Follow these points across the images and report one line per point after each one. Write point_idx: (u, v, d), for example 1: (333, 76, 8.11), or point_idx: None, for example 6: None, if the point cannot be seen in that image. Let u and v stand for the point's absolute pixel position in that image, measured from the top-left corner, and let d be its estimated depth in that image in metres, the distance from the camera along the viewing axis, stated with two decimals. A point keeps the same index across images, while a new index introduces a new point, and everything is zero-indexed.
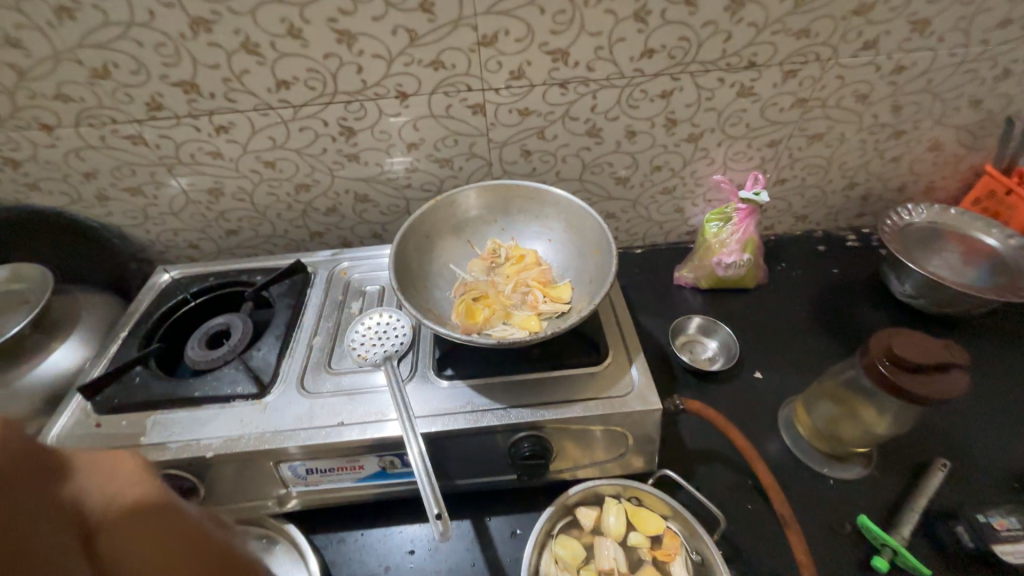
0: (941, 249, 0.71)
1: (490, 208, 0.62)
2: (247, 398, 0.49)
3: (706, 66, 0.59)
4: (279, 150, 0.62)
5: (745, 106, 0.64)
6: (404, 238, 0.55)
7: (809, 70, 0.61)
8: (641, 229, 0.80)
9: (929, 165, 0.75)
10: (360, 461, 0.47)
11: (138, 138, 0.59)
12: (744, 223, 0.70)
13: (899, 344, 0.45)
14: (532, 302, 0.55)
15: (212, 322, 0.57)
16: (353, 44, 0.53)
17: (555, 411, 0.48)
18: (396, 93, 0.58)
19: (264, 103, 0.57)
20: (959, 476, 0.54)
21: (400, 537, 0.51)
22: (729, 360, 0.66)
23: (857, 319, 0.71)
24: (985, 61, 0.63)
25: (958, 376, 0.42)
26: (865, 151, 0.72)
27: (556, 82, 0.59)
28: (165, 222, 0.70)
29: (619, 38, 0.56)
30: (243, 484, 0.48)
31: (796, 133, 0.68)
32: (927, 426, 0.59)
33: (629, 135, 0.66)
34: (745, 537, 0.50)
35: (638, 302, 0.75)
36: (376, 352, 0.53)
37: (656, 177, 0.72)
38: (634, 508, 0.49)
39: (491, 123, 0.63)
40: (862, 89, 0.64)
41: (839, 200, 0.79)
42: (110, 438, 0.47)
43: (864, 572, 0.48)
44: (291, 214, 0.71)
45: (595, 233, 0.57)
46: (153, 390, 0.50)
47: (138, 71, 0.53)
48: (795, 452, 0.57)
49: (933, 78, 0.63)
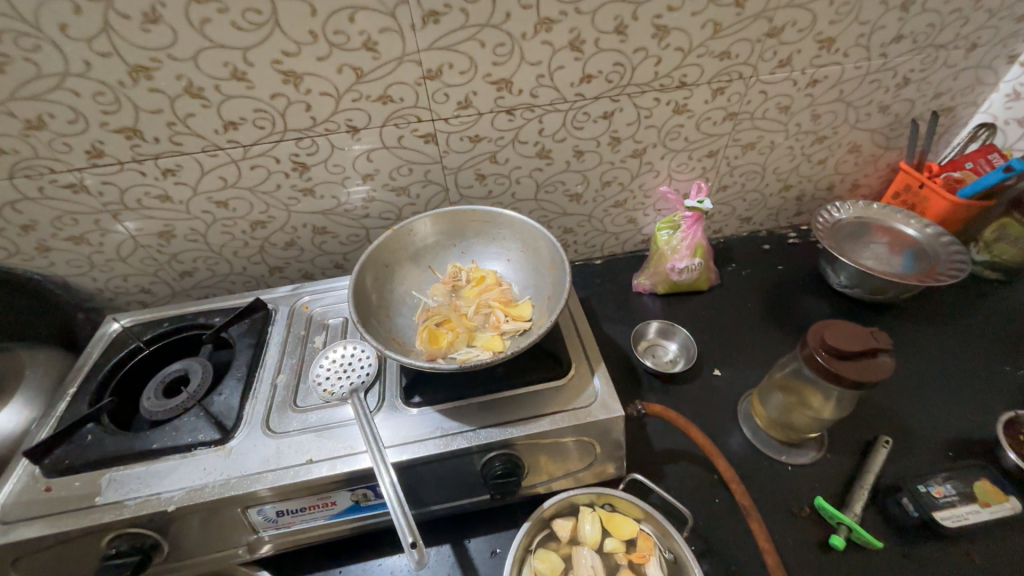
0: (870, 241, 0.78)
1: (447, 234, 0.64)
2: (209, 445, 0.48)
3: (642, 88, 0.63)
4: (231, 189, 0.62)
5: (682, 122, 0.68)
6: (362, 270, 0.56)
7: (734, 88, 0.66)
8: (598, 240, 0.83)
9: (852, 165, 0.82)
10: (332, 497, 0.46)
11: (79, 186, 0.58)
12: (692, 230, 0.74)
13: (833, 334, 0.49)
14: (495, 323, 0.56)
15: (169, 369, 0.56)
16: (300, 83, 0.54)
17: (523, 427, 0.49)
18: (347, 128, 0.59)
19: (212, 144, 0.57)
20: (901, 450, 0.59)
21: (379, 570, 0.51)
22: (689, 361, 0.69)
23: (802, 311, 0.76)
24: (887, 72, 0.69)
25: (885, 361, 0.46)
26: (794, 157, 0.78)
27: (502, 109, 0.62)
28: (113, 268, 0.68)
29: (558, 66, 0.59)
30: (209, 534, 0.46)
31: (730, 143, 0.73)
32: (871, 406, 0.63)
33: (577, 154, 0.69)
34: (713, 530, 0.53)
35: (600, 310, 0.78)
36: (342, 385, 0.53)
37: (607, 192, 0.76)
38: (608, 514, 0.51)
39: (443, 151, 0.65)
40: (783, 101, 0.69)
41: (777, 202, 0.85)
42: (62, 502, 0.45)
43: (824, 552, 0.51)
44: (249, 251, 0.70)
45: (549, 251, 0.59)
46: (108, 446, 0.48)
47: (75, 120, 0.52)
48: (755, 443, 0.60)
49: (844, 89, 0.70)
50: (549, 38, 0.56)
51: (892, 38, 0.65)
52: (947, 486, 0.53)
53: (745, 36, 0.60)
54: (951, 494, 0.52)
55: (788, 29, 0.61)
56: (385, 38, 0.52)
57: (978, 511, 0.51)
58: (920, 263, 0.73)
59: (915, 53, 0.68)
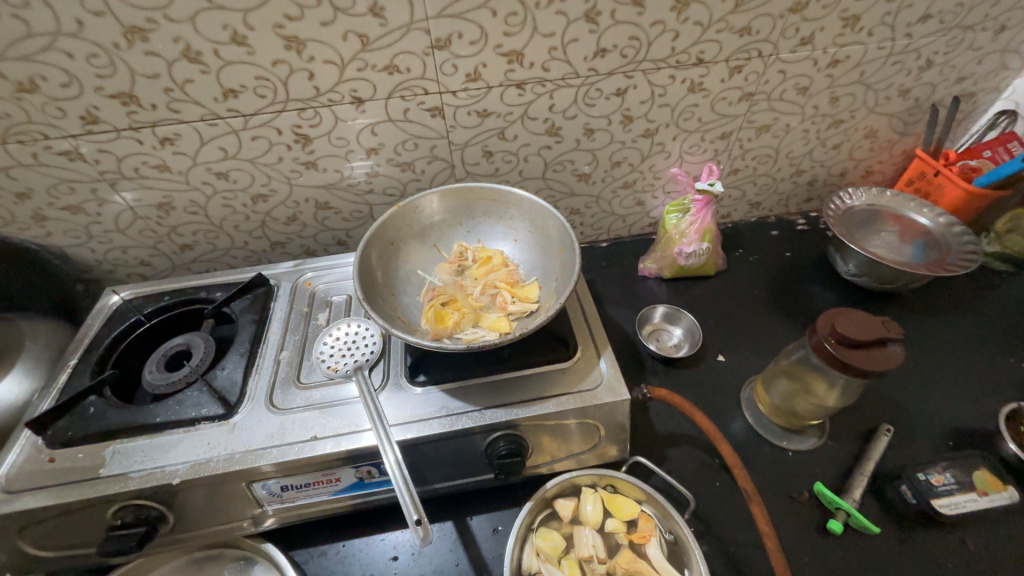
0: (880, 229, 0.77)
1: (454, 212, 0.62)
2: (213, 420, 0.48)
3: (657, 64, 0.61)
4: (232, 160, 0.60)
5: (696, 101, 0.66)
6: (367, 247, 0.55)
7: (753, 66, 0.64)
8: (605, 222, 0.82)
9: (866, 151, 0.80)
10: (336, 474, 0.47)
11: (74, 153, 0.56)
12: (702, 213, 0.72)
13: (843, 322, 0.48)
14: (501, 304, 0.56)
15: (171, 343, 0.55)
16: (303, 50, 0.52)
17: (528, 408, 0.49)
18: (352, 99, 0.57)
19: (212, 112, 0.55)
20: (901, 440, 0.59)
21: (383, 544, 0.51)
22: (694, 346, 0.68)
23: (809, 298, 0.76)
24: (910, 53, 0.67)
25: (896, 350, 0.46)
26: (809, 141, 0.76)
27: (512, 83, 0.59)
28: (112, 240, 0.66)
29: (572, 38, 0.56)
30: (214, 507, 0.46)
31: (745, 125, 0.71)
32: (873, 395, 0.63)
33: (588, 133, 0.67)
34: (713, 512, 0.53)
35: (605, 294, 0.77)
36: (346, 363, 0.52)
37: (617, 173, 0.74)
38: (609, 495, 0.51)
39: (450, 125, 0.63)
40: (802, 82, 0.67)
41: (788, 187, 0.84)
42: (66, 473, 0.45)
43: (821, 536, 0.52)
44: (250, 225, 0.69)
45: (558, 231, 0.58)
46: (111, 419, 0.48)
47: (68, 84, 0.50)
48: (757, 428, 0.60)
49: (866, 71, 0.67)
50: (564, 9, 0.53)
51: (918, 17, 0.63)
52: (947, 475, 0.54)
53: (767, 11, 0.58)
54: (950, 483, 0.53)
55: (812, 4, 0.58)
56: (392, 3, 0.50)
57: (975, 499, 0.52)
58: (931, 252, 0.72)
59: (941, 34, 0.65)
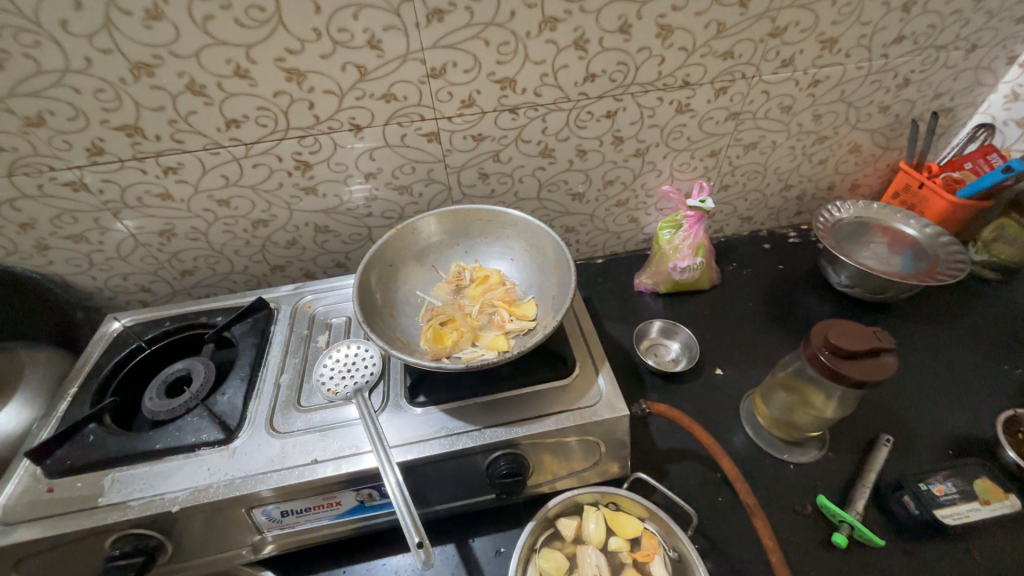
0: (870, 240, 0.78)
1: (451, 233, 0.64)
2: (213, 446, 0.48)
3: (645, 87, 0.63)
4: (233, 187, 0.62)
5: (685, 122, 0.69)
6: (367, 269, 0.56)
7: (737, 87, 0.66)
8: (600, 240, 0.84)
9: (852, 165, 0.82)
10: (337, 497, 0.46)
11: (79, 184, 0.57)
12: (694, 229, 0.73)
13: (836, 332, 0.49)
14: (499, 322, 0.56)
15: (170, 368, 0.55)
16: (303, 81, 0.54)
17: (528, 427, 0.49)
18: (350, 126, 0.59)
19: (214, 142, 0.57)
20: (902, 450, 0.59)
21: (384, 569, 0.51)
22: (692, 360, 0.69)
23: (803, 310, 0.77)
24: (888, 72, 0.69)
25: (889, 360, 0.46)
26: (795, 157, 0.78)
27: (506, 108, 0.61)
28: (113, 267, 0.67)
29: (562, 65, 0.59)
30: (213, 535, 0.46)
31: (732, 143, 0.73)
32: (871, 405, 0.64)
33: (580, 153, 0.69)
34: (716, 528, 0.53)
35: (602, 310, 0.78)
36: (346, 385, 0.53)
37: (610, 191, 0.76)
38: (612, 513, 0.51)
39: (447, 149, 0.64)
40: (786, 101, 0.69)
41: (778, 201, 0.86)
42: (64, 503, 0.44)
43: (826, 550, 0.52)
44: (250, 249, 0.70)
45: (553, 249, 0.59)
46: (110, 447, 0.48)
47: (75, 118, 0.51)
48: (757, 442, 0.60)
49: (846, 89, 0.70)
50: (554, 38, 0.56)
51: (893, 39, 0.65)
52: (948, 484, 0.54)
53: (748, 36, 0.60)
54: (952, 492, 0.53)
55: (791, 29, 0.61)
56: (389, 36, 0.52)
57: (978, 508, 0.52)
58: (920, 263, 0.73)
59: (916, 53, 0.68)
